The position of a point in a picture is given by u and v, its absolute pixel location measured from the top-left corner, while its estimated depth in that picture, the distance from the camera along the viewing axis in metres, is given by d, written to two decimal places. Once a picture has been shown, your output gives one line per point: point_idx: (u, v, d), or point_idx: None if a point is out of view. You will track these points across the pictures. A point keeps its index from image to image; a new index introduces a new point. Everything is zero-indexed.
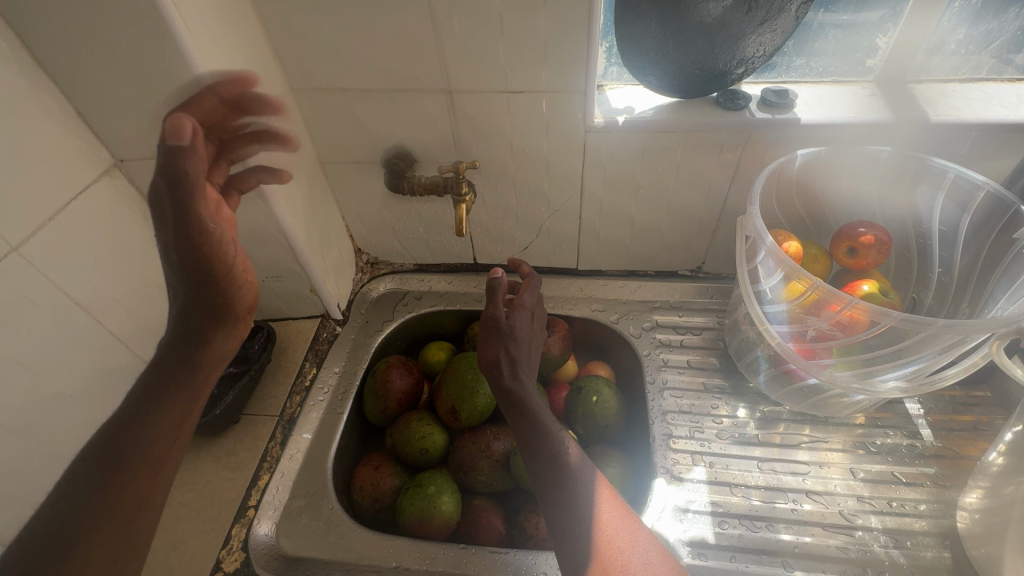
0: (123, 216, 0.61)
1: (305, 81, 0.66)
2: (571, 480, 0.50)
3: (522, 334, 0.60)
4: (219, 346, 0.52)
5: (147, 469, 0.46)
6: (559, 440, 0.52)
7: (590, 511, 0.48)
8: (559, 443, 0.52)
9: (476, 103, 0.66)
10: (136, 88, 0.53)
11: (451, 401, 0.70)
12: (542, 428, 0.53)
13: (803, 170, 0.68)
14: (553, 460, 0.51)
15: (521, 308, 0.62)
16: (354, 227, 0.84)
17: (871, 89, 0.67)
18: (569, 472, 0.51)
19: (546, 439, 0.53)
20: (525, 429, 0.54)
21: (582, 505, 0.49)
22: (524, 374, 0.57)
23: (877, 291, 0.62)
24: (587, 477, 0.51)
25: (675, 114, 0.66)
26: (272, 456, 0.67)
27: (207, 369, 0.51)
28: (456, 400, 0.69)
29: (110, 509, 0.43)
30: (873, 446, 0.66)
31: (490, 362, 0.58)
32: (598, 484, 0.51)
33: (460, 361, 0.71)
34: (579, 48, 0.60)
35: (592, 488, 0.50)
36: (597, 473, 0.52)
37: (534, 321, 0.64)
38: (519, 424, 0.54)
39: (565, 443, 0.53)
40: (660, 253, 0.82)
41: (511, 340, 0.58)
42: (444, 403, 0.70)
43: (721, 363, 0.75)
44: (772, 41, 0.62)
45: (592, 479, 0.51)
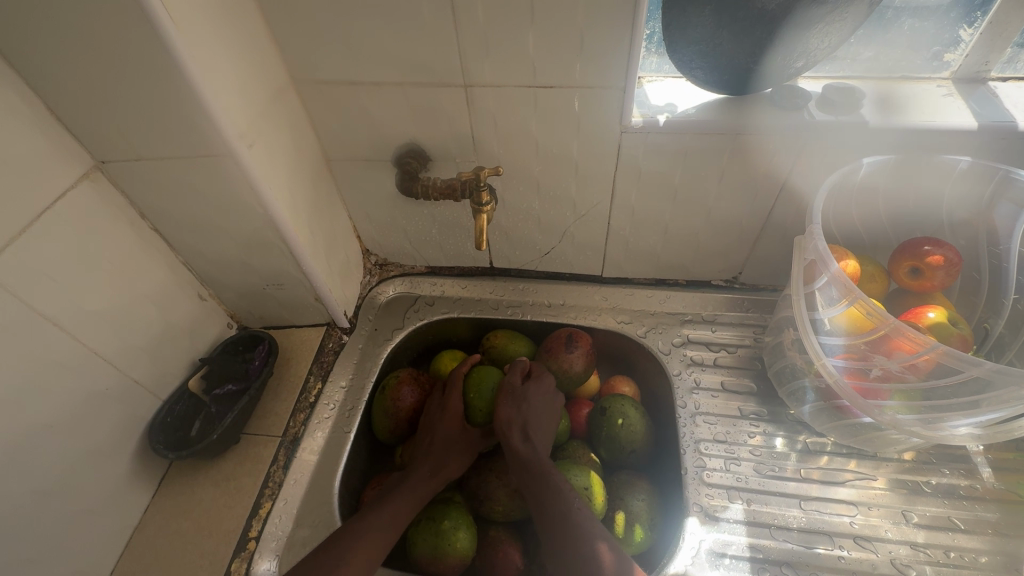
0: (107, 224, 0.55)
1: (306, 70, 0.59)
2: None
3: (537, 419, 0.61)
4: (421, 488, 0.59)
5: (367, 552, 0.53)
6: (588, 540, 0.52)
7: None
8: (589, 542, 0.52)
9: (498, 97, 0.59)
10: (115, 82, 0.46)
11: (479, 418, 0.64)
12: (570, 525, 0.53)
13: (867, 178, 0.61)
14: (585, 563, 0.51)
15: (538, 390, 0.63)
16: (362, 227, 0.77)
17: (947, 88, 0.59)
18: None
19: (574, 539, 0.52)
20: (550, 526, 0.54)
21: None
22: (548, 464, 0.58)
23: (945, 320, 0.56)
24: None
25: (724, 114, 0.59)
26: (275, 481, 0.62)
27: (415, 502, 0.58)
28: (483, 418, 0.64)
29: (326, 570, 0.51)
30: (927, 486, 0.60)
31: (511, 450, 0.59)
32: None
33: (477, 375, 0.65)
34: (621, 39, 0.52)
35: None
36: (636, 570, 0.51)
37: (552, 397, 0.65)
38: (545, 519, 0.54)
39: (596, 541, 0.52)
40: (693, 262, 0.76)
41: (530, 426, 0.60)
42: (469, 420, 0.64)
43: (757, 386, 0.69)
44: (840, 31, 0.53)
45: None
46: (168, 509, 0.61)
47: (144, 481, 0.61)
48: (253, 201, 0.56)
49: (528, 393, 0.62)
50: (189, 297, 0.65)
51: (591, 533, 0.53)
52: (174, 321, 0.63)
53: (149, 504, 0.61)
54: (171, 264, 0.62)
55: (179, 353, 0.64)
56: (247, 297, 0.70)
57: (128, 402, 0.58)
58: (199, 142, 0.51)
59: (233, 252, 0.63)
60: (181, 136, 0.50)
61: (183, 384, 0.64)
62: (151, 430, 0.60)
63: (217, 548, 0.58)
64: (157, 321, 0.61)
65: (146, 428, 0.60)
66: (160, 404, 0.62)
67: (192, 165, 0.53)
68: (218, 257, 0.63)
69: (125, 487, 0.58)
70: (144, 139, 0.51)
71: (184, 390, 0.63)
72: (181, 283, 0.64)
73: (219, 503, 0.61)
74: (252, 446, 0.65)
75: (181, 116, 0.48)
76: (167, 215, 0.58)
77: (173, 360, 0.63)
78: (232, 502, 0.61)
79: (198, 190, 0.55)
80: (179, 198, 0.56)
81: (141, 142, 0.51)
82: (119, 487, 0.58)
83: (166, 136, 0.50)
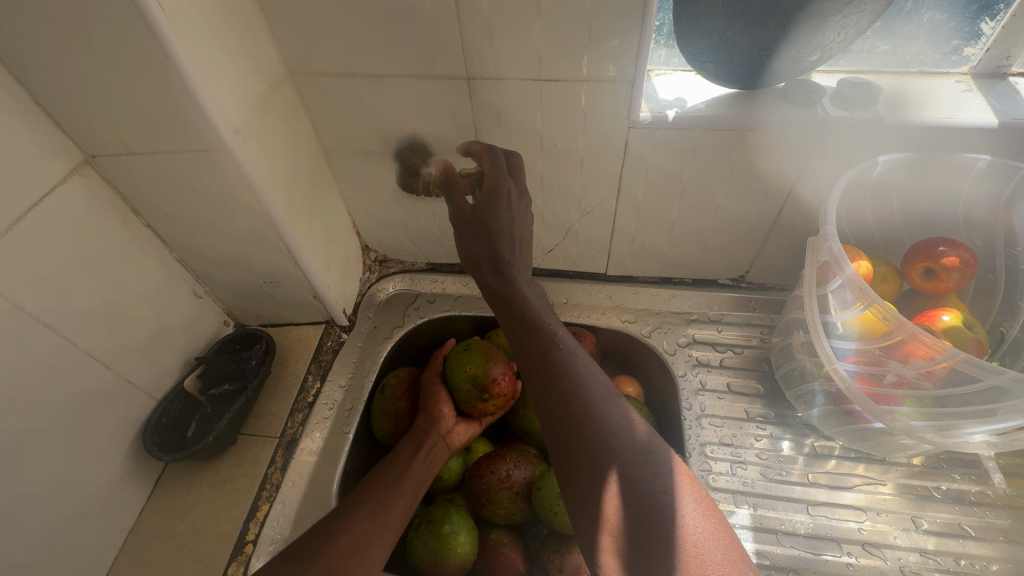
0: (99, 220, 0.53)
1: (304, 61, 0.57)
2: (611, 447, 0.44)
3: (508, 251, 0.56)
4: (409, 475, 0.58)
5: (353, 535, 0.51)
6: (591, 398, 0.47)
7: (643, 482, 0.42)
8: (593, 403, 0.46)
9: (502, 91, 0.57)
10: (102, 73, 0.44)
11: (472, 397, 0.61)
12: (569, 383, 0.48)
13: (882, 177, 0.59)
14: (586, 423, 0.45)
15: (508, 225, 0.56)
16: (361, 222, 0.76)
17: (967, 83, 0.57)
18: (608, 445, 0.44)
19: (575, 398, 0.47)
20: (547, 383, 0.48)
21: (632, 474, 0.42)
22: (544, 315, 0.53)
23: (960, 323, 0.54)
24: (637, 448, 0.44)
25: (735, 109, 0.57)
26: (272, 483, 0.60)
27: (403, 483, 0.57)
28: (475, 395, 0.61)
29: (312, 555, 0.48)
30: (938, 492, 0.59)
31: (500, 288, 0.55)
32: (648, 443, 0.44)
33: (462, 351, 0.63)
34: (630, 31, 0.50)
35: (645, 455, 0.43)
36: (648, 433, 0.45)
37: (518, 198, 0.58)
38: (537, 379, 0.49)
39: (604, 402, 0.47)
40: (700, 261, 0.74)
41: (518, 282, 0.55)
42: (465, 405, 0.62)
43: (764, 388, 0.68)
44: (857, 23, 0.51)
45: (645, 440, 0.44)
46: (163, 511, 0.60)
47: (139, 483, 0.59)
48: (248, 197, 0.54)
49: (504, 232, 0.55)
50: (184, 294, 0.64)
51: (598, 395, 0.47)
52: (168, 320, 0.62)
53: (144, 506, 0.60)
54: (165, 262, 0.61)
55: (174, 352, 0.63)
56: (244, 294, 0.68)
57: (122, 403, 0.57)
58: (191, 135, 0.49)
59: (228, 249, 0.61)
60: (173, 130, 0.48)
61: (178, 383, 0.62)
62: (146, 431, 0.59)
63: (214, 551, 0.57)
64: (151, 320, 0.59)
65: (142, 429, 0.59)
66: (154, 405, 0.61)
67: (185, 160, 0.51)
68: (213, 253, 0.62)
69: (119, 489, 0.57)
70: (134, 133, 0.49)
71: (179, 390, 0.62)
72: (175, 281, 0.63)
73: (216, 506, 0.59)
74: (250, 447, 0.63)
75: (171, 108, 0.46)
76: (161, 211, 0.57)
77: (167, 360, 0.62)
78: (228, 504, 0.60)
79: (192, 185, 0.54)
80: (172, 194, 0.55)
81: (131, 136, 0.49)
82: (113, 489, 0.57)
83: (157, 130, 0.49)
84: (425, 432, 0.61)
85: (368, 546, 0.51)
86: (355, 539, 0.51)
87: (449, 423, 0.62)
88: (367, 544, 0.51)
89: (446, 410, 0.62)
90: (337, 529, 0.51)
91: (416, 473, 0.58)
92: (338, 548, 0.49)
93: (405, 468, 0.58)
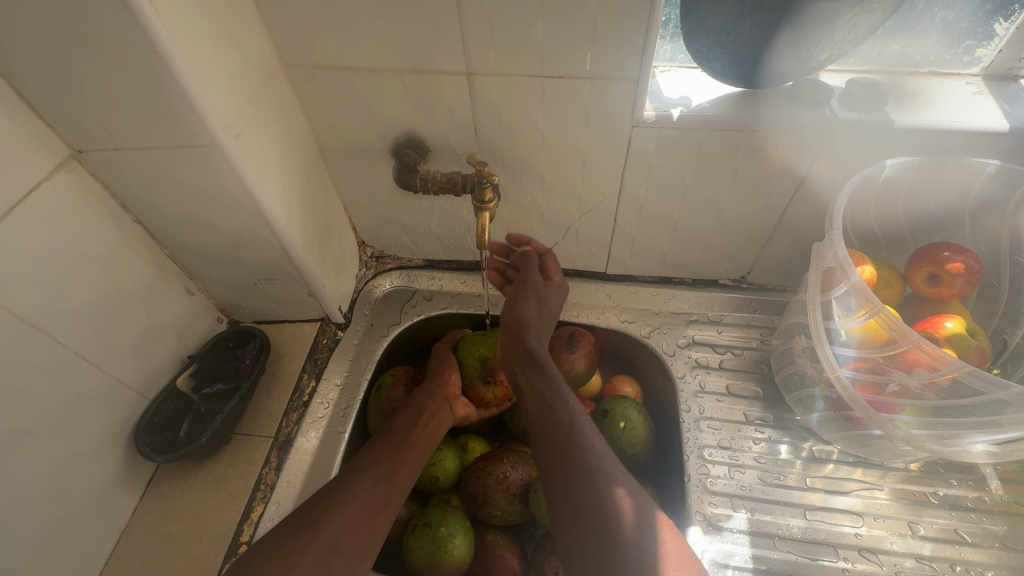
0: (88, 218, 0.52)
1: (298, 53, 0.55)
2: (627, 538, 0.46)
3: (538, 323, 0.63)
4: (412, 447, 0.57)
5: (353, 512, 0.50)
6: (606, 488, 0.49)
7: (652, 575, 0.44)
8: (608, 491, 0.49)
9: (503, 86, 0.55)
10: (89, 64, 0.43)
11: (475, 376, 0.63)
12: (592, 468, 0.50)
13: (890, 181, 0.58)
14: (605, 517, 0.47)
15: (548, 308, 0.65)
16: (358, 218, 0.74)
17: (977, 85, 0.56)
18: (624, 534, 0.46)
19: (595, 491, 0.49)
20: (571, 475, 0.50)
21: (637, 558, 0.45)
22: (567, 398, 0.56)
23: (963, 330, 0.54)
24: (645, 537, 0.46)
25: (741, 109, 0.56)
26: (267, 484, 0.60)
27: (407, 453, 0.56)
28: (478, 375, 0.63)
29: (306, 538, 0.47)
30: (935, 497, 0.59)
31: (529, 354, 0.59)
32: (660, 535, 0.47)
33: (473, 335, 0.66)
34: (636, 27, 0.49)
35: (654, 542, 0.46)
36: (653, 514, 0.48)
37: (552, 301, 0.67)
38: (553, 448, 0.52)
39: (615, 486, 0.49)
40: (701, 261, 0.73)
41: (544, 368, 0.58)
42: (468, 384, 0.64)
43: (763, 390, 0.67)
44: (869, 22, 0.49)
45: (652, 530, 0.47)
46: (156, 511, 0.59)
47: (131, 483, 0.59)
48: (240, 194, 0.53)
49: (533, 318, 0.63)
50: (176, 292, 0.62)
51: (619, 477, 0.50)
52: (160, 318, 0.61)
53: (136, 506, 0.59)
54: (157, 259, 0.60)
55: (166, 350, 0.62)
56: (238, 291, 0.67)
57: (112, 403, 0.56)
58: (182, 131, 0.47)
59: (221, 246, 0.60)
60: (163, 125, 0.47)
61: (171, 382, 0.61)
62: (137, 432, 0.58)
63: (208, 553, 0.56)
64: (142, 318, 0.58)
65: (133, 429, 0.58)
66: (147, 405, 0.60)
67: (175, 156, 0.50)
68: (206, 250, 0.60)
69: (111, 490, 0.56)
70: (124, 127, 0.47)
71: (172, 389, 0.61)
72: (167, 278, 0.61)
73: (210, 506, 0.59)
74: (244, 446, 0.63)
75: (161, 103, 0.45)
76: (151, 207, 0.55)
77: (160, 359, 0.61)
78: (223, 505, 0.59)
79: (184, 182, 0.52)
80: (163, 190, 0.53)
81: (120, 130, 0.48)
82: (106, 490, 0.56)
83: (146, 126, 0.47)
84: (429, 398, 0.61)
85: (370, 522, 0.51)
86: (358, 513, 0.50)
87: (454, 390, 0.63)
88: (367, 520, 0.50)
89: (454, 377, 0.64)
90: (339, 503, 0.50)
91: (419, 445, 0.58)
92: (339, 522, 0.49)
93: (406, 439, 0.57)
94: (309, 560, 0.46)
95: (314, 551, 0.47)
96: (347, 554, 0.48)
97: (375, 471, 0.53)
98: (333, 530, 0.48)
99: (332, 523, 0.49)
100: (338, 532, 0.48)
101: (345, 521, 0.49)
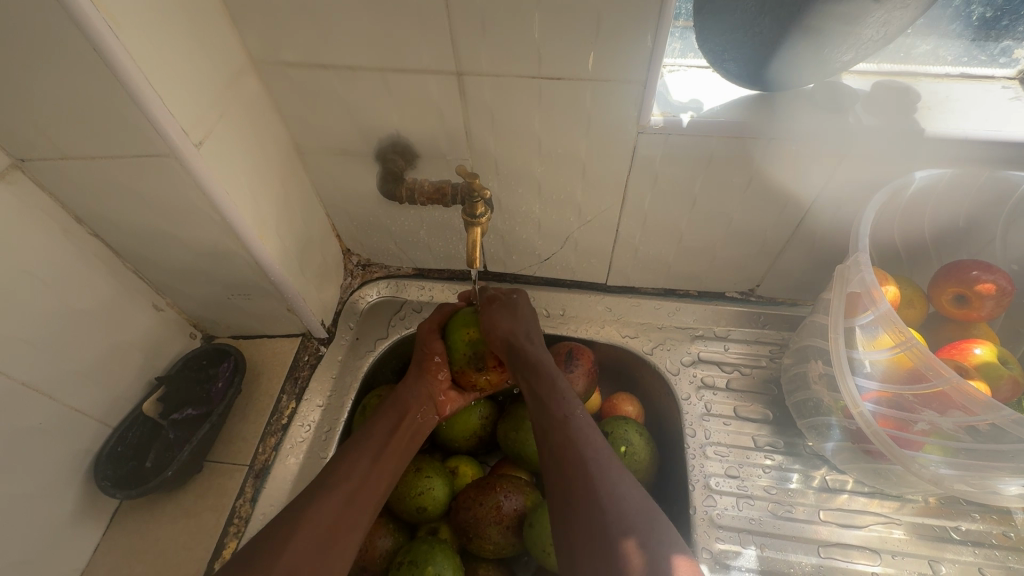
0: (33, 233, 0.47)
1: (268, 51, 0.49)
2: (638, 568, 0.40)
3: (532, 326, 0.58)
4: (389, 457, 0.52)
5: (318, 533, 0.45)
6: (614, 538, 0.42)
7: None
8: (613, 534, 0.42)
9: (496, 89, 0.50)
10: (22, 65, 0.38)
11: (464, 362, 0.55)
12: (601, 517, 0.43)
13: (917, 194, 0.53)
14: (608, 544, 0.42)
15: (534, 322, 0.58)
16: (341, 224, 0.69)
17: (1014, 89, 0.52)
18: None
19: (603, 551, 0.42)
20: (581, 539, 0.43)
21: None
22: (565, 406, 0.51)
23: (994, 358, 0.50)
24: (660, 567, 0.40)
25: (757, 114, 0.51)
26: (241, 517, 0.55)
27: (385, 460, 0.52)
28: (470, 363, 0.55)
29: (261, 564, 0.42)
30: (956, 533, 0.55)
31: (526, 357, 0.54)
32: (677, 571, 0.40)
33: (460, 316, 0.57)
34: (643, 24, 0.43)
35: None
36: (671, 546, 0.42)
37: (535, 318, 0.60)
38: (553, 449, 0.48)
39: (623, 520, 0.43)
40: (708, 273, 0.68)
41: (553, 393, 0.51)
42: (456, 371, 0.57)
43: (774, 413, 0.63)
44: (900, 18, 0.44)
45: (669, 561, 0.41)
46: (121, 547, 0.55)
47: (92, 517, 0.54)
48: (205, 207, 0.48)
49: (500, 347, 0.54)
50: (141, 309, 0.58)
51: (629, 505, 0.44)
52: (122, 338, 0.56)
53: (99, 540, 0.55)
54: (117, 274, 0.55)
55: (130, 373, 0.57)
56: (211, 307, 0.62)
57: (67, 433, 0.52)
58: (134, 139, 0.42)
59: (188, 261, 0.55)
60: (113, 133, 0.42)
61: (137, 407, 0.57)
62: (99, 464, 0.54)
63: None
64: (101, 339, 0.54)
65: (94, 459, 0.54)
66: (110, 433, 0.56)
67: (129, 167, 0.45)
68: (172, 265, 0.56)
69: (68, 526, 0.52)
70: (68, 135, 0.42)
71: (137, 416, 0.57)
72: (130, 295, 0.56)
73: (179, 541, 0.55)
74: (216, 476, 0.58)
75: (107, 110, 0.40)
76: (107, 220, 0.50)
77: (122, 383, 0.56)
78: (193, 541, 0.55)
79: (141, 194, 0.47)
80: (118, 202, 0.48)
81: (63, 138, 0.43)
82: (62, 526, 0.52)
83: (93, 133, 0.42)
84: (412, 400, 0.56)
85: (338, 542, 0.46)
86: (322, 536, 0.45)
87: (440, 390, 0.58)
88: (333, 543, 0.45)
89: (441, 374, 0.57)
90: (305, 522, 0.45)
91: (398, 445, 0.53)
92: (304, 545, 0.44)
93: (384, 446, 0.52)
94: None
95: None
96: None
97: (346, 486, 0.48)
98: (292, 551, 0.43)
99: (299, 542, 0.44)
100: (301, 551, 0.43)
101: (308, 545, 0.44)
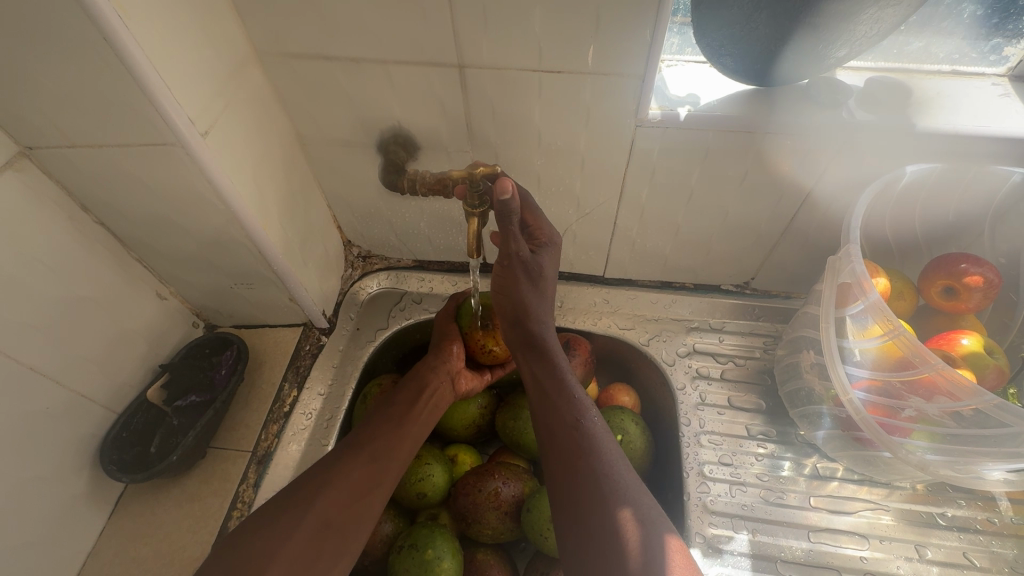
0: (41, 221, 0.48)
1: (273, 43, 0.50)
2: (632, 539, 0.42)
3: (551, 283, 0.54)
4: (414, 423, 0.54)
5: (347, 485, 0.48)
6: (616, 508, 0.43)
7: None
8: (619, 509, 0.43)
9: (497, 82, 0.51)
10: (33, 55, 0.38)
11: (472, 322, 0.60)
12: (609, 495, 0.44)
13: (909, 188, 0.55)
14: (606, 513, 0.43)
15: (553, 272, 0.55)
16: (342, 215, 0.70)
17: (1004, 86, 0.53)
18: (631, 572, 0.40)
19: (600, 517, 0.43)
20: (582, 516, 0.44)
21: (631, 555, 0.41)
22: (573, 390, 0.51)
23: (981, 348, 0.51)
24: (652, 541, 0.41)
25: (752, 109, 0.52)
26: (244, 502, 0.56)
27: (410, 422, 0.54)
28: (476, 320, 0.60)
29: (286, 517, 0.45)
30: (943, 519, 0.57)
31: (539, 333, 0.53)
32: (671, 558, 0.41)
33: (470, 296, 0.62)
34: (642, 18, 0.44)
35: None
36: (662, 523, 0.43)
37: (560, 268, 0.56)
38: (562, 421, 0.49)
39: (625, 491, 0.44)
40: (703, 266, 0.70)
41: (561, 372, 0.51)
42: (468, 336, 0.61)
43: (767, 403, 0.65)
44: (892, 16, 0.45)
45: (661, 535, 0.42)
46: (125, 531, 0.56)
47: (97, 501, 0.55)
48: (209, 195, 0.49)
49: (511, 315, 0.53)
50: (145, 297, 0.59)
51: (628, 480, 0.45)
52: (127, 326, 0.57)
53: (104, 524, 0.56)
54: (122, 263, 0.56)
55: (134, 360, 0.58)
56: (214, 295, 0.63)
57: (74, 419, 0.53)
58: (142, 129, 0.43)
59: (192, 250, 0.56)
60: (121, 123, 0.43)
61: (142, 394, 0.58)
62: (103, 449, 0.55)
63: None
64: (107, 327, 0.55)
65: (99, 445, 0.55)
66: (115, 419, 0.57)
67: (136, 155, 0.45)
68: (176, 253, 0.56)
69: (74, 510, 0.53)
70: (77, 124, 0.43)
71: (141, 402, 0.57)
72: (135, 283, 0.57)
73: (183, 526, 0.56)
74: (219, 462, 0.59)
75: (116, 100, 0.41)
76: (113, 209, 0.51)
77: (127, 369, 0.57)
78: (197, 525, 0.56)
79: (146, 183, 0.48)
80: (124, 190, 0.49)
81: (71, 127, 0.44)
82: (68, 510, 0.53)
83: (101, 123, 0.43)
84: (432, 372, 0.58)
85: (367, 495, 0.48)
86: (354, 487, 0.48)
87: (457, 365, 0.60)
88: (365, 494, 0.48)
89: (456, 351, 0.60)
90: (332, 479, 0.48)
91: (420, 413, 0.55)
92: (336, 494, 0.47)
93: (407, 414, 0.54)
94: (302, 535, 0.44)
95: (306, 527, 0.44)
96: (341, 528, 0.46)
97: (374, 446, 0.51)
98: (321, 503, 0.46)
99: (326, 495, 0.46)
100: (330, 500, 0.46)
101: (337, 495, 0.47)
